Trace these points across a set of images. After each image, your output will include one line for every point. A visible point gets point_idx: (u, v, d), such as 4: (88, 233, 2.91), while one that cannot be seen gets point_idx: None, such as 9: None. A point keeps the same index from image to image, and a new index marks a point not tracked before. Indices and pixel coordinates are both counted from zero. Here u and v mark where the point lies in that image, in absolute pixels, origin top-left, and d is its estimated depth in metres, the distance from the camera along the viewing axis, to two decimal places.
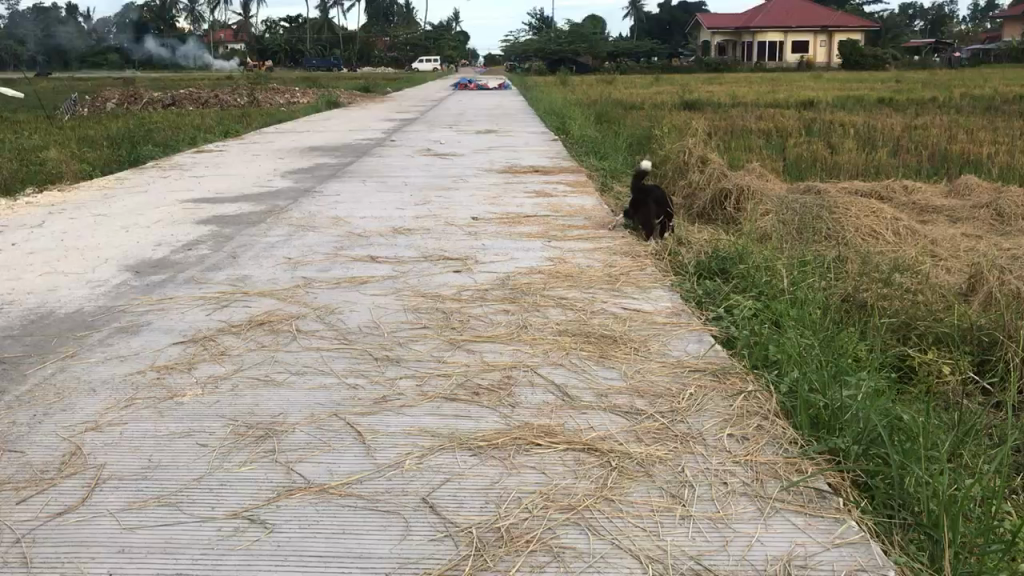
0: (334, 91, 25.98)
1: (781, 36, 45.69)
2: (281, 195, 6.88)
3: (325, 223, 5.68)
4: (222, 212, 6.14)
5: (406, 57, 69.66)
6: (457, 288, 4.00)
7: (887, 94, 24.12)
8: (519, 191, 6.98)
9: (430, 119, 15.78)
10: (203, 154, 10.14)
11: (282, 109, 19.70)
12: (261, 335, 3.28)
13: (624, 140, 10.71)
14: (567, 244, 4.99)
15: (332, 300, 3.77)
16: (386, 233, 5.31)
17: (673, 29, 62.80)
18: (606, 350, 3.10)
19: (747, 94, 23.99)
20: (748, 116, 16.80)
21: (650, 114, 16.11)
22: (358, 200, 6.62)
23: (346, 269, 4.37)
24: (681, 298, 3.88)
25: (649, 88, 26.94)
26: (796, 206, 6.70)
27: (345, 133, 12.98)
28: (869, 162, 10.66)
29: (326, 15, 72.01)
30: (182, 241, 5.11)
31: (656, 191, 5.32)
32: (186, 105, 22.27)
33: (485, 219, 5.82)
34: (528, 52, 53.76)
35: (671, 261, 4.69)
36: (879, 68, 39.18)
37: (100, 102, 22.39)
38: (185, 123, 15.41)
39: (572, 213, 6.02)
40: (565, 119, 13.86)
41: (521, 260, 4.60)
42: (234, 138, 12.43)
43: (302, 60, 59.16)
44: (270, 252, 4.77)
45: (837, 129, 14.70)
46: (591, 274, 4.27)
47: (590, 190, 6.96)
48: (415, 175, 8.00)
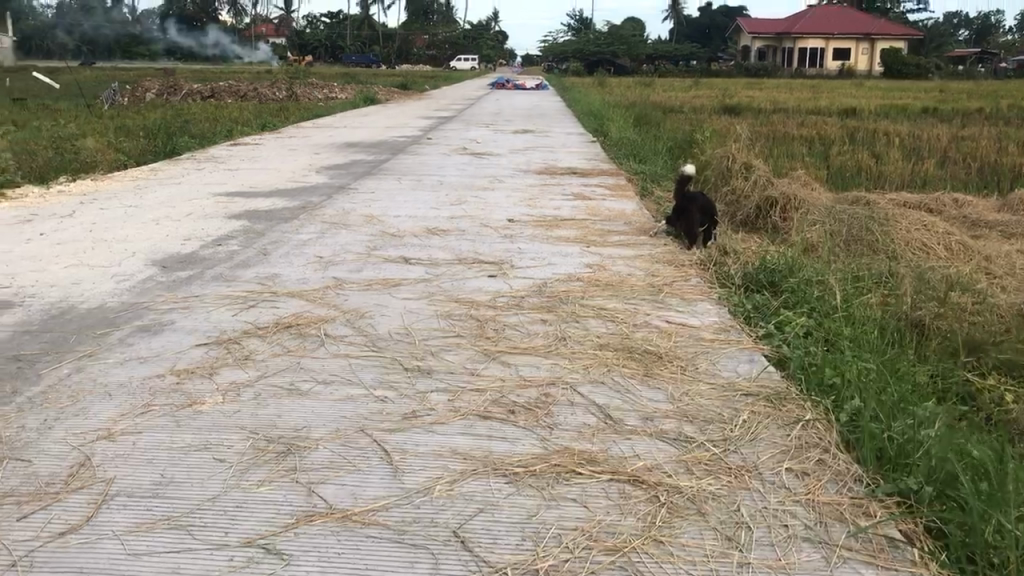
0: (372, 87, 26.00)
1: (823, 43, 45.12)
2: (315, 191, 6.75)
3: (358, 221, 5.54)
4: (254, 206, 6.01)
5: (444, 55, 69.66)
6: (492, 294, 3.83)
7: (931, 103, 23.65)
8: (557, 193, 6.80)
9: (467, 117, 15.66)
10: (238, 146, 10.07)
11: (320, 104, 19.68)
12: (287, 339, 3.13)
13: (664, 144, 10.49)
14: (607, 250, 4.80)
15: (363, 303, 3.61)
16: (420, 234, 5.15)
17: (713, 32, 62.25)
18: (650, 369, 2.91)
19: (788, 100, 23.67)
20: (791, 122, 16.49)
21: (691, 117, 15.88)
22: (392, 198, 6.48)
23: (377, 270, 4.21)
24: (729, 312, 3.68)
25: (689, 92, 26.73)
26: (845, 216, 6.46)
27: (380, 129, 12.86)
28: (916, 173, 10.36)
29: (366, 11, 72.30)
30: (212, 236, 4.99)
31: (700, 198, 5.12)
32: (225, 97, 22.33)
33: (522, 221, 5.65)
34: (566, 53, 53.55)
35: (717, 271, 4.49)
36: (922, 78, 38.54)
37: (139, 92, 22.51)
38: (223, 115, 15.42)
39: (611, 217, 5.83)
40: (603, 120, 13.65)
41: (559, 265, 4.42)
42: (271, 131, 12.36)
43: (341, 55, 59.39)
44: (301, 250, 4.62)
45: (882, 138, 14.37)
46: (633, 283, 4.08)
47: (630, 195, 6.76)
48: (451, 174, 7.85)
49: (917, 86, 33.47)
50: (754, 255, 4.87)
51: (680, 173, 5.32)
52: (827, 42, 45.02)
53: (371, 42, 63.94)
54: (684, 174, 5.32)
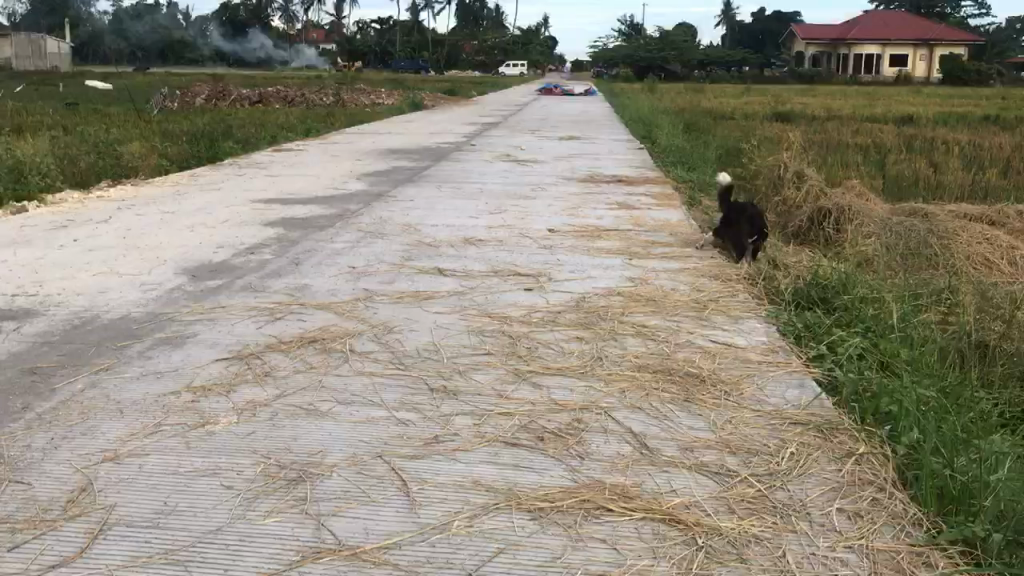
0: (419, 94, 26.05)
1: (878, 49, 44.30)
2: (354, 198, 6.67)
3: (395, 230, 5.42)
4: (291, 214, 5.93)
5: (493, 61, 69.76)
6: (527, 309, 3.68)
7: (990, 110, 23.04)
8: (600, 202, 6.63)
9: (513, 124, 15.54)
10: (281, 153, 10.05)
11: (366, 110, 19.72)
12: (310, 354, 3.01)
13: (712, 152, 10.26)
14: (649, 263, 4.62)
15: (392, 317, 3.48)
16: (456, 244, 5.02)
17: (765, 38, 61.53)
18: (691, 393, 2.73)
19: (842, 107, 23.20)
20: (844, 130, 16.12)
21: (741, 124, 15.58)
22: (432, 206, 6.36)
23: (410, 282, 4.08)
24: (778, 331, 3.49)
25: (739, 98, 26.35)
26: (901, 229, 6.21)
27: (425, 136, 12.78)
28: (976, 183, 10.01)
29: (417, 18, 72.72)
30: (246, 244, 4.91)
31: (747, 208, 4.92)
32: (273, 103, 22.48)
33: (562, 231, 5.49)
34: (616, 60, 53.28)
35: (766, 287, 4.29)
36: (981, 85, 37.62)
37: (190, 97, 22.76)
38: (269, 121, 15.47)
39: (656, 228, 5.64)
40: (651, 128, 13.44)
41: (599, 279, 4.25)
42: (315, 137, 12.35)
43: (391, 61, 59.75)
44: (334, 260, 4.51)
45: (939, 147, 13.96)
46: (675, 298, 3.89)
47: (676, 204, 6.57)
48: (492, 182, 7.72)
49: (976, 93, 32.67)
50: (805, 269, 4.66)
51: (721, 185, 5.13)
52: (883, 48, 44.19)
53: (421, 48, 64.26)
54: (725, 185, 5.12)
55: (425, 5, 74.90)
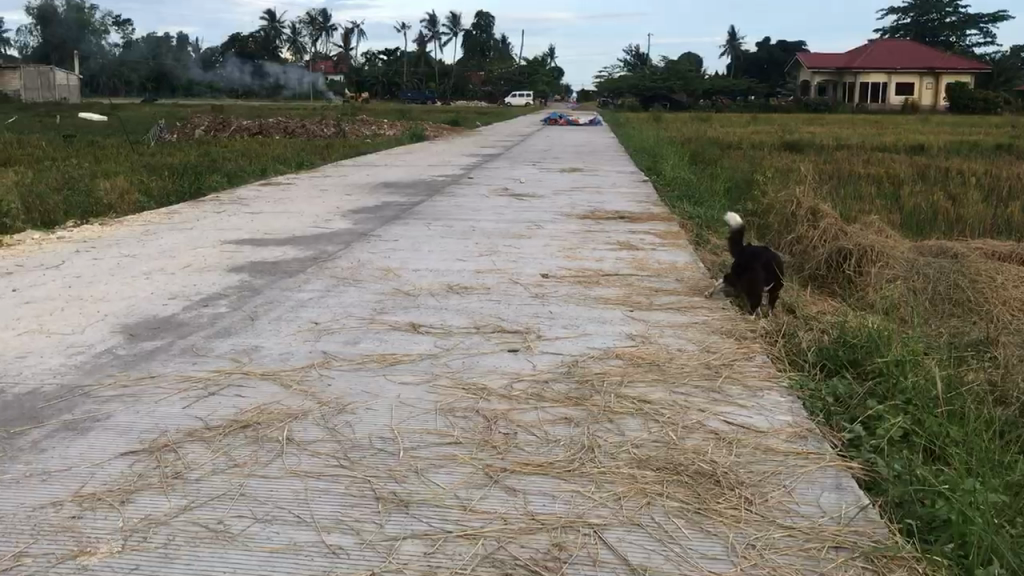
0: (421, 124, 25.74)
1: (886, 78, 43.99)
2: (334, 238, 6.16)
3: (372, 275, 4.90)
4: (261, 257, 5.42)
5: (499, 91, 69.71)
6: (509, 377, 3.14)
7: (1003, 139, 22.62)
8: (600, 242, 6.12)
9: (515, 155, 15.10)
10: (268, 187, 9.57)
11: (367, 141, 19.34)
12: (239, 445, 2.47)
13: (722, 184, 9.76)
14: (653, 316, 4.09)
15: (347, 390, 2.95)
16: (439, 292, 4.50)
17: (770, 67, 61.35)
18: (704, 500, 2.19)
19: (852, 136, 22.80)
20: (856, 160, 15.65)
21: (749, 155, 15.12)
22: (417, 247, 5.86)
23: (379, 341, 3.56)
24: (804, 407, 2.96)
25: (746, 129, 25.95)
26: (930, 271, 5.68)
27: (422, 167, 12.32)
28: (998, 217, 9.50)
29: (423, 49, 72.90)
30: (202, 295, 4.38)
31: (763, 255, 4.38)
32: (273, 134, 22.14)
33: (558, 276, 4.97)
34: (621, 90, 53.12)
35: (786, 347, 3.76)
36: (990, 114, 37.26)
37: (188, 129, 22.38)
38: (264, 153, 15.03)
39: (660, 272, 5.13)
40: (656, 159, 12.96)
41: (595, 336, 3.72)
42: (307, 170, 11.90)
43: (397, 91, 59.69)
44: (296, 314, 3.99)
45: (955, 177, 13.50)
46: (683, 361, 3.36)
47: (682, 244, 6.06)
48: (487, 219, 7.21)
49: (985, 120, 32.33)
50: (831, 322, 4.13)
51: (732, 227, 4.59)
52: (889, 77, 43.88)
53: (426, 79, 64.24)
54: (737, 229, 4.58)
55: (431, 36, 75.11)
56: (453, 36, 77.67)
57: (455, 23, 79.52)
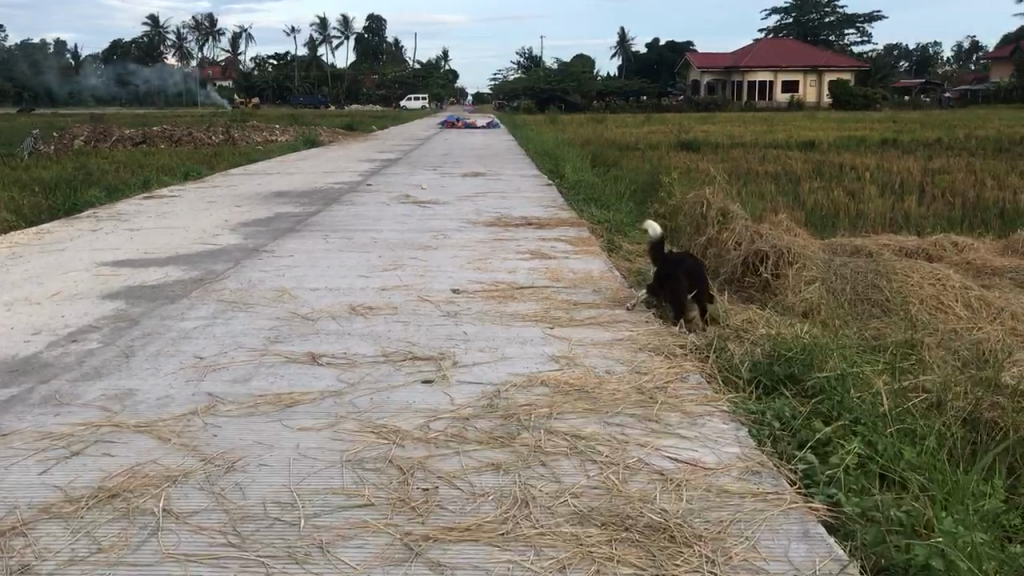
0: (314, 130, 25.05)
1: (772, 77, 45.15)
2: (223, 256, 5.68)
3: (266, 298, 4.48)
4: (140, 281, 4.92)
5: (394, 94, 68.93)
6: (424, 415, 2.79)
7: (887, 134, 23.35)
8: (509, 251, 5.81)
9: (414, 160, 14.70)
10: (150, 200, 8.95)
11: (258, 149, 18.62)
12: (105, 522, 2.06)
13: (627, 185, 9.59)
14: (575, 333, 3.79)
15: (237, 442, 2.55)
16: (341, 315, 4.12)
17: (660, 68, 62.34)
18: (659, 563, 1.89)
19: (745, 134, 23.17)
20: (753, 157, 15.79)
21: (650, 155, 15.09)
22: (315, 262, 5.44)
23: (274, 378, 3.16)
24: (750, 434, 2.70)
25: (643, 128, 26.09)
26: (847, 272, 5.56)
27: (317, 175, 11.81)
28: (897, 211, 9.59)
29: (313, 54, 71.62)
30: (70, 329, 3.89)
31: (685, 263, 4.17)
32: (157, 143, 21.18)
33: (470, 291, 4.64)
34: (516, 93, 53.18)
35: (719, 361, 3.51)
36: (870, 110, 38.59)
37: (66, 139, 21.17)
38: (147, 164, 14.24)
39: (576, 283, 4.85)
40: (558, 161, 12.76)
41: (515, 359, 3.41)
42: (194, 181, 11.27)
43: (289, 97, 58.45)
44: (179, 349, 3.55)
45: (850, 172, 13.71)
46: (613, 386, 3.08)
47: (594, 251, 5.80)
48: (388, 229, 6.82)
49: (868, 117, 33.43)
50: (761, 332, 3.91)
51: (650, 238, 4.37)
52: (776, 75, 45.03)
53: (319, 83, 63.01)
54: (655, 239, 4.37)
55: (322, 40, 73.84)
56: (346, 39, 76.47)
57: (346, 26, 78.29)
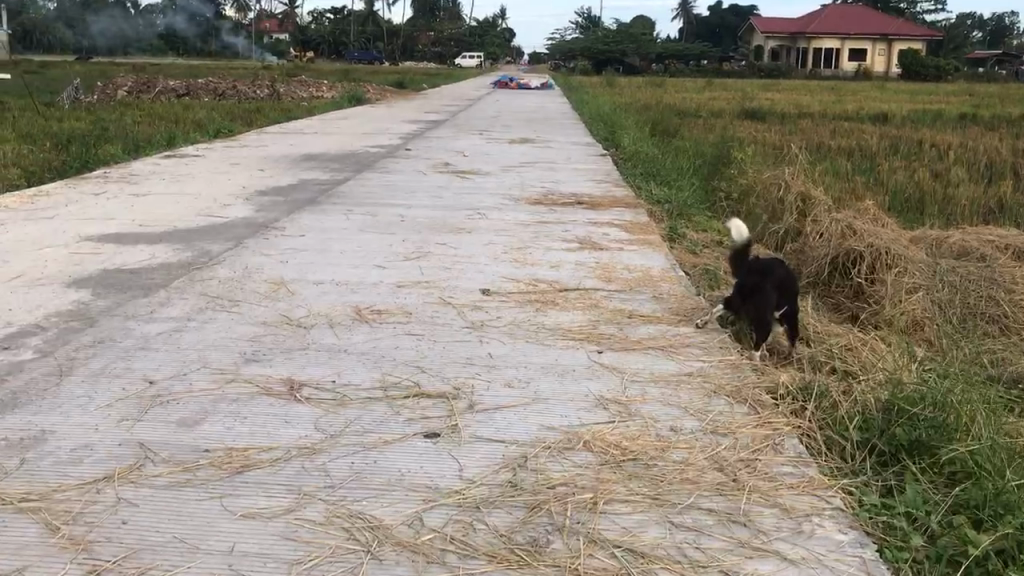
0: (364, 86, 24.29)
1: (839, 43, 43.35)
2: (225, 233, 4.95)
3: (259, 292, 3.74)
4: (121, 263, 4.21)
5: (448, 52, 67.89)
6: (420, 496, 2.01)
7: (965, 108, 22.01)
8: (553, 238, 5.00)
9: (461, 122, 13.87)
10: (169, 160, 8.26)
11: (302, 105, 17.92)
12: None
13: (688, 160, 8.71)
14: (630, 362, 2.99)
15: (148, 541, 1.80)
16: (340, 321, 3.36)
17: (722, 32, 60.50)
18: None
19: (811, 104, 21.98)
20: (822, 130, 14.72)
21: (712, 125, 14.11)
22: (326, 245, 4.68)
23: (232, 423, 2.41)
24: (886, 555, 1.90)
25: (704, 94, 24.92)
26: (956, 278, 4.64)
27: (355, 136, 11.09)
28: (990, 197, 8.59)
29: (369, 8, 70.85)
30: (9, 327, 3.18)
31: (776, 271, 3.37)
32: (201, 95, 20.58)
33: (503, 292, 3.85)
34: (573, 54, 51.92)
35: (819, 413, 2.69)
36: (942, 81, 36.88)
37: (110, 88, 20.63)
38: (183, 118, 13.59)
39: (631, 286, 4.02)
40: (614, 129, 11.86)
41: (551, 402, 2.61)
42: (224, 138, 10.59)
43: (344, 52, 57.81)
44: (128, 366, 2.82)
45: (930, 150, 12.63)
46: (681, 455, 2.26)
47: (653, 241, 4.97)
48: (419, 203, 6.05)
49: (940, 88, 31.79)
50: (867, 374, 3.07)
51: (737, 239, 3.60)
52: (842, 43, 43.22)
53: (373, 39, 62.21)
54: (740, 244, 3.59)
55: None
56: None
57: None
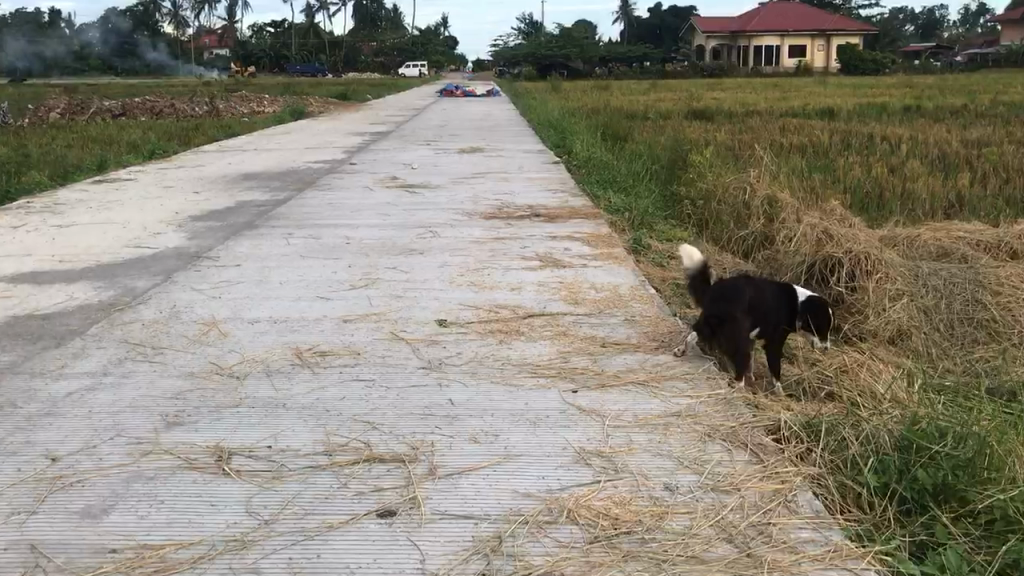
0: (307, 99, 23.76)
1: (779, 41, 43.73)
2: (153, 266, 4.52)
3: (188, 335, 3.34)
4: (31, 307, 3.76)
5: (390, 62, 67.29)
6: None
7: (907, 100, 22.17)
8: (511, 256, 4.66)
9: (407, 133, 13.49)
10: (97, 186, 7.76)
11: (243, 121, 17.39)
12: None
13: (643, 164, 8.44)
14: (609, 402, 2.64)
15: None
16: (279, 368, 2.97)
17: (664, 33, 60.79)
18: None
19: (758, 102, 21.97)
20: (773, 127, 14.60)
21: (663, 126, 13.91)
22: (264, 275, 4.28)
23: (148, 512, 2.01)
24: None
25: (650, 95, 24.80)
26: (940, 281, 4.39)
27: (297, 152, 10.63)
28: (948, 189, 8.44)
29: (309, 20, 70.10)
30: None
31: (743, 291, 2.99)
32: (137, 115, 19.92)
33: (461, 322, 3.49)
34: (516, 60, 51.73)
35: (828, 455, 2.36)
36: (881, 74, 37.32)
37: (41, 111, 19.85)
38: (116, 139, 13.01)
39: (599, 308, 3.69)
40: (564, 134, 11.58)
41: (524, 460, 2.26)
42: (159, 160, 10.09)
43: (285, 65, 57.02)
44: (27, 439, 2.40)
45: (882, 143, 12.54)
46: (681, 526, 1.92)
47: (617, 256, 4.64)
48: (365, 223, 5.66)
49: (881, 81, 32.12)
50: (869, 405, 2.75)
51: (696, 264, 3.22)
52: (783, 40, 43.56)
53: (315, 51, 61.44)
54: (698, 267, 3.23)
55: (319, 8, 72.28)
56: (342, 7, 74.73)
57: None
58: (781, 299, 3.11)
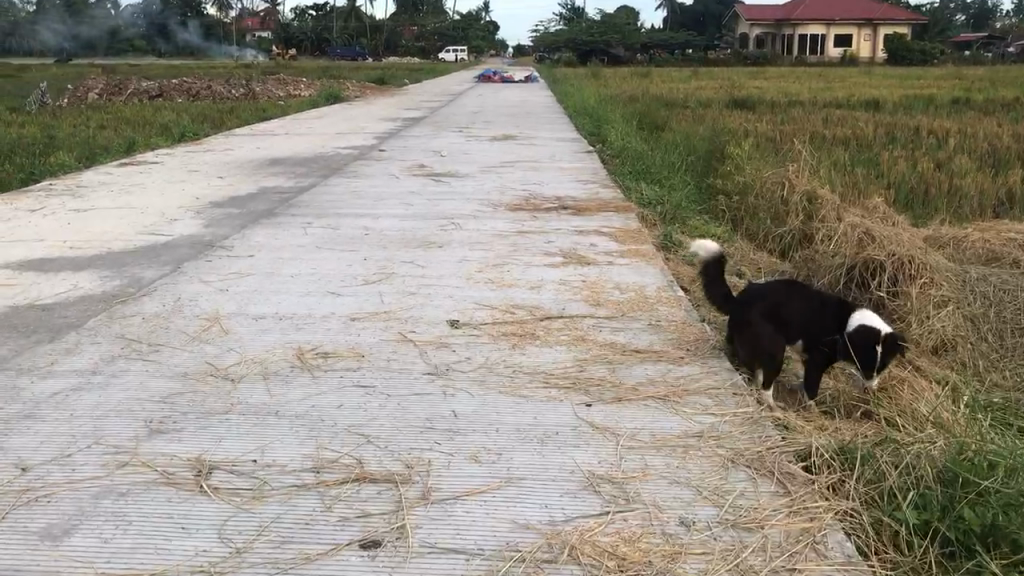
0: (344, 83, 23.66)
1: (825, 29, 42.89)
2: (163, 254, 4.39)
3: (187, 332, 3.18)
4: (32, 296, 3.64)
5: (431, 46, 67.08)
6: None
7: (956, 92, 21.56)
8: (534, 251, 4.45)
9: (441, 119, 13.30)
10: (122, 168, 7.67)
11: (279, 104, 17.31)
12: None
13: (678, 155, 8.18)
14: (625, 420, 2.44)
15: None
16: (277, 370, 2.80)
17: (707, 20, 59.98)
18: None
19: (802, 91, 21.48)
20: (817, 118, 14.21)
21: (703, 115, 13.58)
22: (275, 267, 4.12)
23: (113, 534, 1.85)
24: None
25: (692, 83, 24.38)
26: (989, 288, 4.11)
27: (327, 137, 10.51)
28: (999, 186, 8.08)
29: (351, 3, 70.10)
30: None
31: (767, 294, 2.83)
32: (175, 97, 19.93)
33: (474, 323, 3.30)
34: (556, 45, 51.29)
35: (864, 486, 2.13)
36: (930, 65, 36.46)
37: (80, 91, 19.92)
38: (150, 121, 12.98)
39: (622, 310, 3.47)
40: (600, 123, 11.32)
41: (527, 484, 2.06)
42: (188, 143, 10.00)
43: (326, 48, 57.05)
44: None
45: (929, 137, 12.14)
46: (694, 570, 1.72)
47: (645, 253, 4.42)
48: (387, 212, 5.49)
49: (930, 72, 31.34)
50: (911, 430, 2.51)
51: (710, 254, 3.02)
52: (829, 28, 42.73)
53: (356, 34, 61.42)
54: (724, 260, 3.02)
55: None
56: None
57: None
58: (829, 303, 2.81)
